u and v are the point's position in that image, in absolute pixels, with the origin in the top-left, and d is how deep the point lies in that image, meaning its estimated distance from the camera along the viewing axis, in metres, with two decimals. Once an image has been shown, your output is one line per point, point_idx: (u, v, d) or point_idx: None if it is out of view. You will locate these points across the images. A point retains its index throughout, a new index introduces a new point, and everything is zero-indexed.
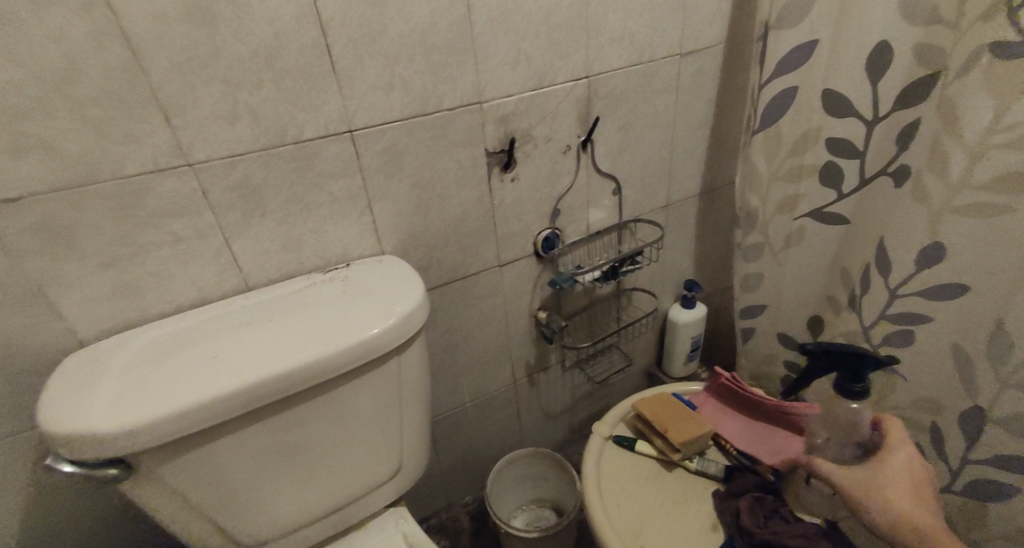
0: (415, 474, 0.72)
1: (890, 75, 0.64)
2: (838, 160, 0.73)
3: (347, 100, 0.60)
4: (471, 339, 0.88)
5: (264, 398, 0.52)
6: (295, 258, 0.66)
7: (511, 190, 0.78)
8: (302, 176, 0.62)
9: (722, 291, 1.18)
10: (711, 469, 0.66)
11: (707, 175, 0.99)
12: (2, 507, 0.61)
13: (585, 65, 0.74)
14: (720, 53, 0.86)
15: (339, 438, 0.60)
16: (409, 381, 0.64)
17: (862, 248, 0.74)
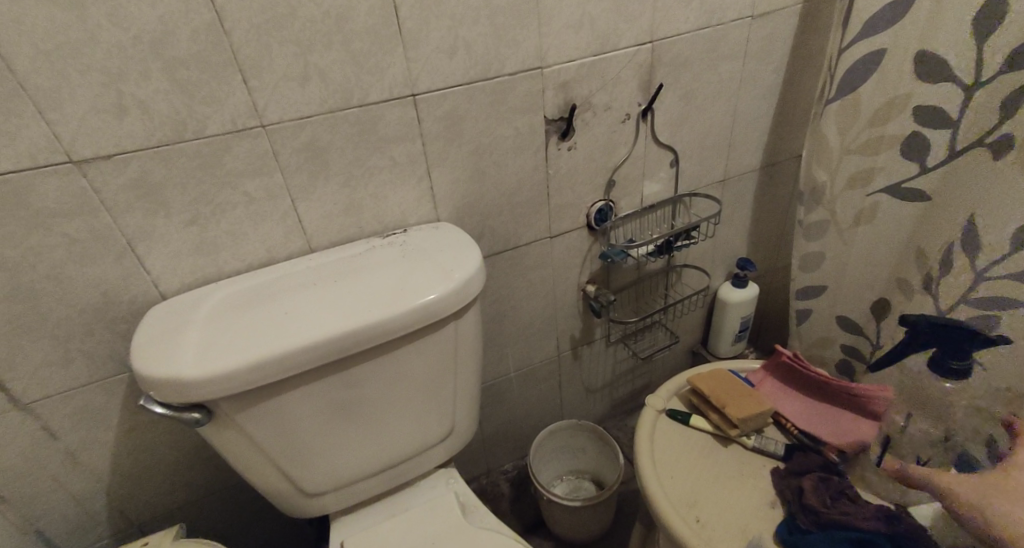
0: (466, 436, 0.74)
1: (998, 35, 0.58)
2: (925, 131, 0.68)
3: (412, 62, 0.60)
4: (520, 309, 0.88)
5: (337, 352, 0.54)
6: (356, 222, 0.68)
7: (567, 159, 0.77)
8: (365, 140, 0.63)
9: (774, 271, 1.14)
10: (770, 448, 0.65)
11: (769, 149, 0.94)
12: (91, 445, 0.66)
13: (651, 29, 0.71)
14: (794, 16, 0.80)
15: (399, 396, 0.62)
16: (466, 345, 0.65)
17: (944, 226, 0.70)
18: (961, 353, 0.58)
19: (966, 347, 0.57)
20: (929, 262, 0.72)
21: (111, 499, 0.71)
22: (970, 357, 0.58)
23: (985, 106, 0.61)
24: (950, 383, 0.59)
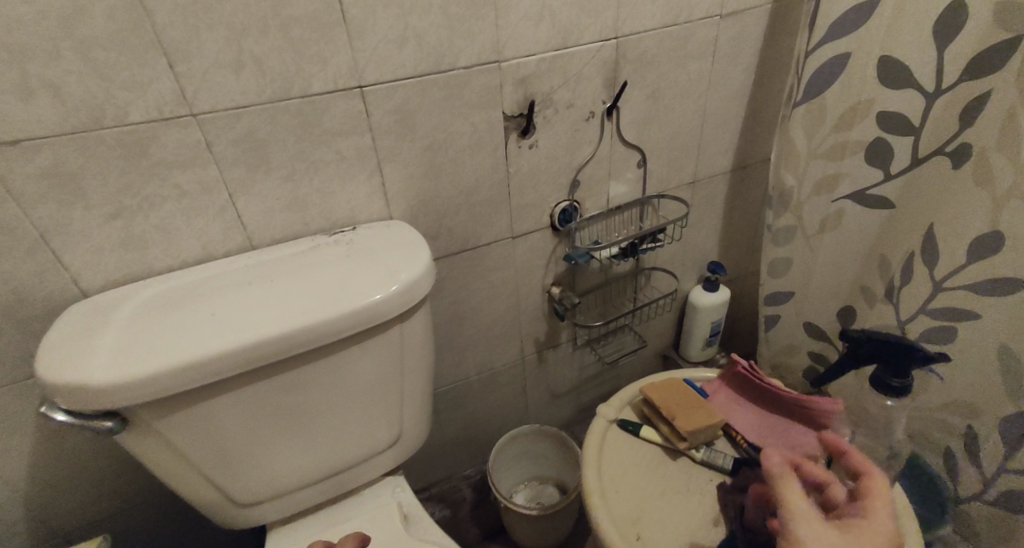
0: (416, 442, 0.72)
1: (959, 42, 0.57)
2: (890, 137, 0.67)
3: (358, 52, 0.57)
4: (480, 311, 0.86)
5: (266, 357, 0.51)
6: (300, 218, 0.64)
7: (528, 157, 0.74)
8: (308, 132, 0.59)
9: (745, 276, 1.12)
10: (719, 462, 0.62)
11: (739, 151, 0.93)
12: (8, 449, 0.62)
13: (615, 24, 0.69)
14: (764, 16, 0.78)
15: (342, 402, 0.60)
16: (414, 348, 0.63)
17: (906, 236, 0.70)
18: (903, 370, 0.52)
19: (907, 363, 0.52)
20: (892, 271, 0.73)
21: (32, 506, 0.67)
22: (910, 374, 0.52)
23: (948, 114, 0.60)
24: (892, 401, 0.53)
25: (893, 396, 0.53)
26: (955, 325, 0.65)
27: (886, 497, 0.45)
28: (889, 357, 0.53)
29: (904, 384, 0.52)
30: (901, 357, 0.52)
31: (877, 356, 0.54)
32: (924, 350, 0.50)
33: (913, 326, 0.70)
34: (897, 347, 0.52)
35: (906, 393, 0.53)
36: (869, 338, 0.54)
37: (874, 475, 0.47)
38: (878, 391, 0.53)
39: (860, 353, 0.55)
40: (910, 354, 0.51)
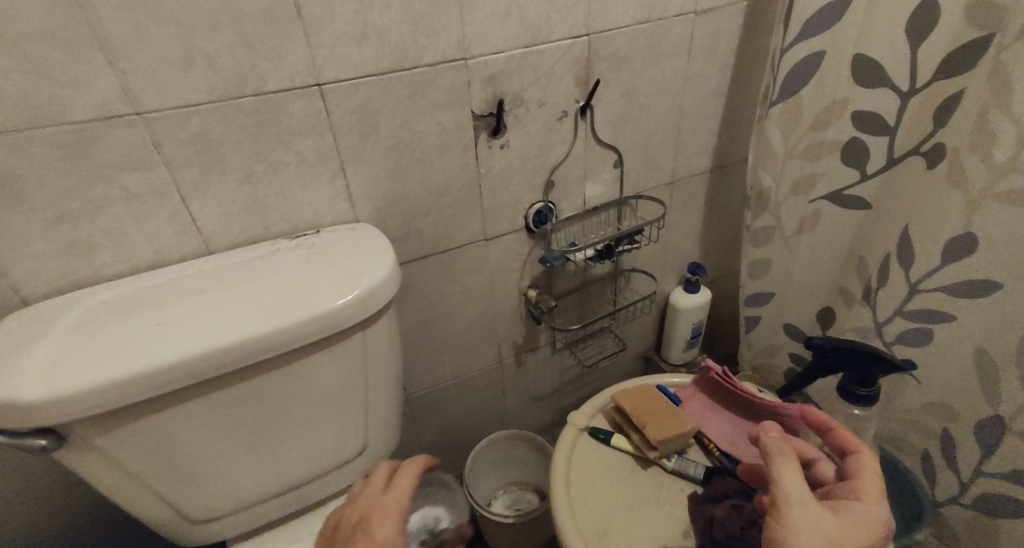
0: (384, 450, 0.70)
1: (934, 39, 0.56)
2: (866, 136, 0.66)
3: (315, 48, 0.55)
4: (454, 315, 0.84)
5: (216, 369, 0.49)
6: (260, 221, 0.62)
7: (500, 158, 0.73)
8: (264, 132, 0.57)
9: (726, 276, 1.11)
10: (689, 470, 0.60)
11: (718, 151, 0.91)
12: None
13: (586, 21, 0.67)
14: (740, 13, 0.77)
15: (302, 412, 0.58)
16: (378, 354, 0.61)
17: (883, 237, 0.69)
18: (869, 379, 0.55)
19: (873, 372, 0.54)
20: (869, 272, 0.72)
21: None
22: (876, 382, 0.55)
23: (923, 111, 0.60)
24: (859, 407, 0.56)
25: (860, 403, 0.55)
26: (931, 328, 0.64)
27: (875, 481, 0.47)
28: (857, 367, 0.55)
29: (871, 393, 0.55)
30: (868, 367, 0.54)
31: (845, 366, 0.56)
32: (891, 360, 0.52)
33: (889, 328, 0.69)
34: (862, 357, 0.55)
35: (873, 401, 0.55)
36: (839, 347, 0.56)
37: (865, 456, 0.49)
38: (847, 398, 0.56)
39: (829, 361, 0.58)
40: (875, 363, 0.54)
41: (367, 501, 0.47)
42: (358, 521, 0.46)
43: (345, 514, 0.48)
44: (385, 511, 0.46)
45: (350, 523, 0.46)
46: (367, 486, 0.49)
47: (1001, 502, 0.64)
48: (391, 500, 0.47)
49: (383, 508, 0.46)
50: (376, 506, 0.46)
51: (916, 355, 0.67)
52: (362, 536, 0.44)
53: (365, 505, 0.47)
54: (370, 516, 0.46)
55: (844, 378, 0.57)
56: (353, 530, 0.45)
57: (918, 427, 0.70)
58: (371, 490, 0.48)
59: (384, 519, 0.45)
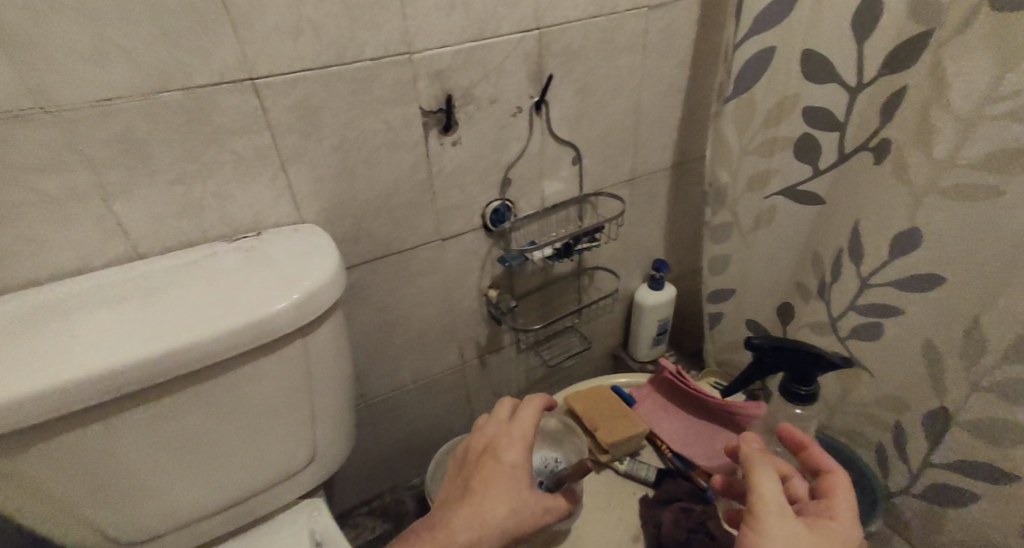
0: (336, 460, 0.67)
1: (878, 34, 0.56)
2: (816, 132, 0.66)
3: (244, 42, 0.52)
4: (413, 318, 0.82)
5: (141, 382, 0.46)
6: (196, 225, 0.59)
7: (452, 155, 0.71)
8: (194, 130, 0.54)
9: (691, 272, 1.11)
10: (641, 473, 0.60)
11: (678, 147, 0.91)
12: None
13: (535, 15, 0.65)
14: (694, 8, 0.76)
15: (242, 425, 0.55)
16: (324, 361, 0.59)
17: (834, 232, 0.69)
18: (807, 377, 0.50)
19: (812, 370, 0.49)
20: (823, 267, 0.72)
21: None
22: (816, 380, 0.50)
23: (870, 107, 0.60)
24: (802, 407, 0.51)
25: (801, 403, 0.51)
26: (881, 321, 0.65)
27: (848, 508, 0.43)
28: (795, 366, 0.51)
29: (812, 392, 0.50)
30: (807, 366, 0.49)
31: (784, 366, 0.51)
32: (829, 359, 0.47)
33: (842, 322, 0.70)
34: (800, 355, 0.49)
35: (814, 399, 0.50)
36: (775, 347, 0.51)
37: (837, 472, 0.46)
38: (789, 400, 0.51)
39: (767, 362, 0.52)
40: (814, 361, 0.49)
41: (494, 430, 0.52)
42: (487, 446, 0.52)
43: (474, 437, 0.54)
44: (512, 440, 0.51)
45: (479, 446, 0.52)
46: (493, 416, 0.54)
47: (950, 491, 0.65)
48: (517, 430, 0.51)
49: (511, 435, 0.51)
50: (502, 434, 0.51)
51: (868, 349, 0.68)
52: (492, 459, 0.50)
53: (492, 432, 0.52)
54: (497, 443, 0.51)
55: (784, 377, 0.52)
56: (482, 453, 0.51)
57: (872, 419, 0.71)
58: (495, 421, 0.53)
59: (512, 447, 0.50)
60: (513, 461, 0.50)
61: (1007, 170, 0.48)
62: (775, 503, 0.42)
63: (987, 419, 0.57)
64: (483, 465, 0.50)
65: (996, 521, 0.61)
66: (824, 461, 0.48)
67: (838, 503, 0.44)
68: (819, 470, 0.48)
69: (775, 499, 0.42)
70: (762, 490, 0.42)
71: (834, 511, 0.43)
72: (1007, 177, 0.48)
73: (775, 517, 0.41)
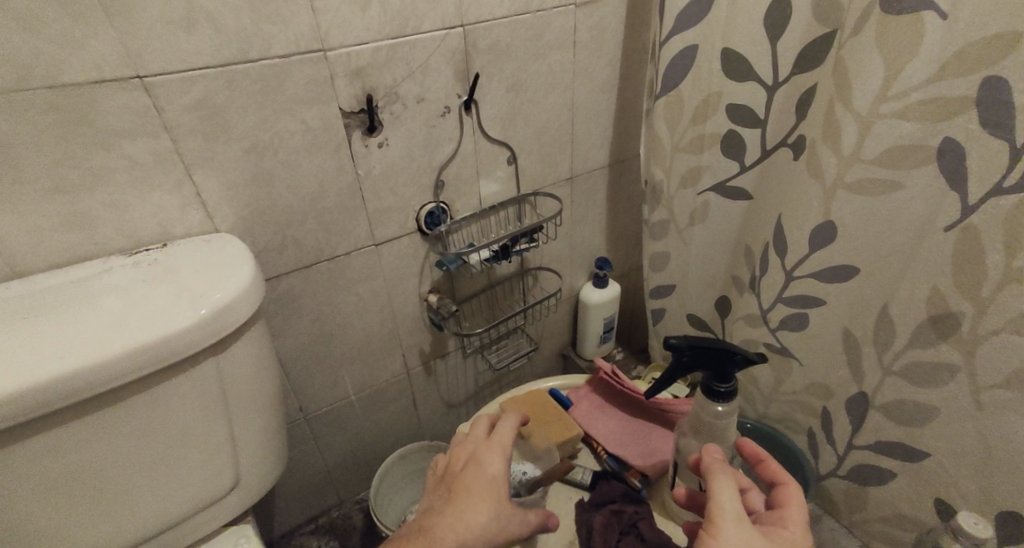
0: (265, 482, 0.63)
1: (789, 34, 0.59)
2: (740, 129, 0.68)
3: (125, 34, 0.47)
4: (348, 327, 0.78)
5: (11, 417, 0.41)
6: (86, 237, 0.53)
7: (379, 157, 0.68)
8: (76, 133, 0.48)
9: (635, 269, 1.13)
10: (576, 477, 0.59)
11: (614, 146, 0.91)
12: None
13: (459, 11, 0.64)
14: (622, 7, 0.77)
15: (149, 454, 0.51)
16: (241, 380, 0.55)
17: (762, 226, 0.71)
18: (725, 373, 0.48)
19: (733, 369, 0.48)
20: (753, 261, 0.74)
21: None
22: (733, 376, 0.48)
23: (787, 103, 0.63)
24: (723, 405, 0.49)
25: (721, 402, 0.48)
26: (806, 312, 0.67)
27: (801, 519, 0.43)
28: (716, 365, 0.48)
29: (732, 390, 0.48)
30: (729, 365, 0.47)
31: (706, 366, 0.48)
32: (743, 353, 0.46)
33: (772, 314, 0.72)
34: (725, 354, 0.47)
35: (733, 398, 0.49)
36: (690, 346, 0.48)
37: (791, 484, 0.46)
38: (710, 399, 0.48)
39: (683, 362, 0.50)
40: (738, 360, 0.47)
41: (473, 444, 0.51)
42: (468, 459, 0.50)
43: (454, 452, 0.53)
44: (491, 448, 0.50)
45: (459, 459, 0.51)
46: (473, 430, 0.53)
47: (873, 472, 0.68)
48: (498, 439, 0.51)
49: (491, 444, 0.50)
50: (481, 445, 0.51)
51: (796, 338, 0.70)
52: (472, 470, 0.49)
53: (472, 445, 0.51)
54: (477, 453, 0.50)
55: (703, 376, 0.49)
56: (463, 466, 0.50)
57: (802, 406, 0.74)
58: (475, 435, 0.52)
59: (492, 455, 0.49)
60: (493, 470, 0.48)
61: (902, 166, 0.51)
62: (736, 512, 0.40)
63: (901, 402, 0.60)
64: (463, 476, 0.49)
65: (911, 496, 0.65)
66: (778, 475, 0.47)
67: (790, 514, 0.43)
68: (774, 482, 0.47)
69: (734, 507, 0.40)
70: (722, 499, 0.41)
71: (786, 522, 0.42)
72: (904, 172, 0.51)
73: (736, 526, 0.39)
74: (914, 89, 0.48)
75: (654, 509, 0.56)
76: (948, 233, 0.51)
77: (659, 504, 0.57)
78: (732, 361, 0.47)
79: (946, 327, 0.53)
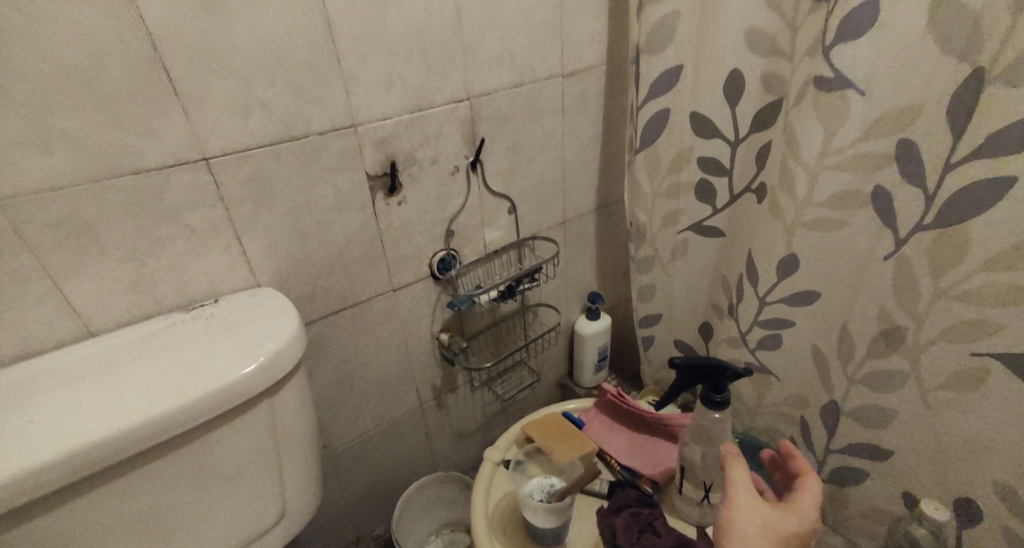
0: (304, 515, 0.68)
1: (745, 100, 0.70)
2: (711, 178, 0.79)
3: (195, 124, 0.54)
4: (369, 367, 0.85)
5: (105, 459, 0.47)
6: (148, 298, 0.59)
7: (398, 213, 0.76)
8: (147, 208, 0.55)
9: (624, 300, 1.22)
10: (595, 487, 0.64)
11: (600, 191, 1.02)
12: None
13: (466, 86, 0.73)
14: (602, 75, 0.88)
15: (209, 491, 0.56)
16: (288, 417, 0.61)
17: (734, 259, 0.82)
18: (720, 385, 0.55)
19: (725, 380, 0.55)
20: (729, 290, 0.84)
21: None
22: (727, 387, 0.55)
23: (747, 156, 0.74)
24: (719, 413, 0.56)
25: (716, 410, 0.55)
26: (779, 333, 0.77)
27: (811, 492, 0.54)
28: (711, 378, 0.56)
29: (726, 399, 0.55)
30: (722, 377, 0.55)
31: (703, 379, 0.56)
32: (735, 369, 0.53)
33: (750, 335, 0.81)
34: (718, 368, 0.55)
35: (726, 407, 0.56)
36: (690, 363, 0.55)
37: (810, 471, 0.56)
38: (707, 408, 0.55)
39: (684, 378, 0.57)
40: (728, 372, 0.55)
41: None
42: None
43: None
44: None
45: None
46: None
47: (849, 472, 0.77)
48: None
49: None
50: None
51: (772, 356, 0.79)
52: None
53: None
54: None
55: (701, 388, 0.57)
56: None
57: (783, 416, 0.82)
58: None
59: None
60: None
61: (846, 208, 0.62)
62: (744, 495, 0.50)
63: (865, 406, 0.70)
64: None
65: (883, 491, 0.73)
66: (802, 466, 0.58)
67: (800, 494, 0.53)
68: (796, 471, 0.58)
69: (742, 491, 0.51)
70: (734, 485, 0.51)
71: (795, 500, 0.52)
72: (848, 212, 0.62)
73: (743, 506, 0.49)
74: (848, 146, 0.59)
75: (667, 511, 0.64)
76: (887, 261, 0.61)
77: (670, 508, 0.64)
78: (725, 375, 0.55)
79: (895, 339, 0.63)
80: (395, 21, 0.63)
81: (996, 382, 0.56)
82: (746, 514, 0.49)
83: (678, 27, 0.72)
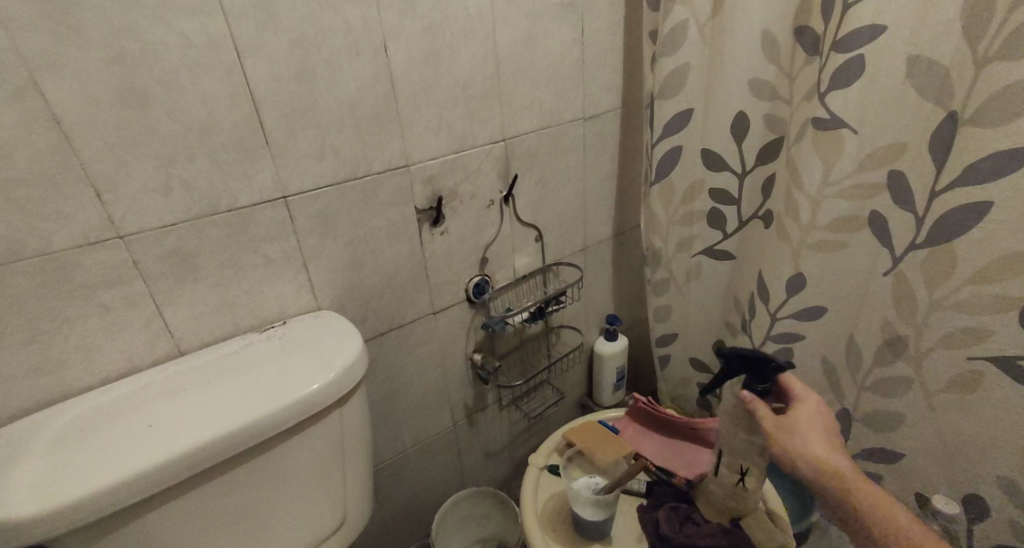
0: (360, 523, 0.73)
1: (751, 137, 0.79)
2: (721, 206, 0.87)
3: (281, 168, 0.63)
4: (410, 385, 0.91)
5: (207, 461, 0.53)
6: (230, 320, 0.67)
7: (441, 242, 0.84)
8: (235, 241, 0.63)
9: (640, 322, 1.29)
10: (634, 486, 0.73)
11: (617, 220, 1.10)
12: None
13: (502, 130, 0.82)
14: (618, 117, 0.98)
15: (283, 493, 0.62)
16: (352, 429, 0.67)
17: (746, 280, 0.90)
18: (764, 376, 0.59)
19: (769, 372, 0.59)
20: (742, 308, 0.92)
21: None
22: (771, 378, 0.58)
23: (753, 188, 0.83)
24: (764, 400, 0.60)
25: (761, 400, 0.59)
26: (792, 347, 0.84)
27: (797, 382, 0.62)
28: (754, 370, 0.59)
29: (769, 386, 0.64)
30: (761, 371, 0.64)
31: (747, 370, 0.59)
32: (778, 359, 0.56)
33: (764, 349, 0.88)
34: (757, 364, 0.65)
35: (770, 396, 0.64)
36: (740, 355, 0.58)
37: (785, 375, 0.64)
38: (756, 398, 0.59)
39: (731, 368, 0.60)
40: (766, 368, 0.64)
41: None
42: None
43: None
44: None
45: None
46: None
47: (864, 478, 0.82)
48: None
49: None
50: None
51: None
52: None
53: None
54: None
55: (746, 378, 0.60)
56: None
57: None
58: None
59: None
60: None
61: (847, 230, 0.70)
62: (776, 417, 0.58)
63: (875, 412, 0.76)
64: None
65: (897, 493, 0.78)
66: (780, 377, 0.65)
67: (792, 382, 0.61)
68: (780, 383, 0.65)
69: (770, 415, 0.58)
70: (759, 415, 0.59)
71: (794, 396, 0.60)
72: (849, 234, 0.70)
73: (785, 427, 0.57)
74: (845, 177, 0.67)
75: (700, 505, 0.68)
76: (886, 277, 0.69)
77: (704, 500, 0.68)
78: (769, 366, 0.58)
79: (898, 348, 0.71)
80: (445, 76, 0.72)
81: (988, 384, 0.62)
82: (792, 431, 0.56)
83: (687, 76, 0.82)
